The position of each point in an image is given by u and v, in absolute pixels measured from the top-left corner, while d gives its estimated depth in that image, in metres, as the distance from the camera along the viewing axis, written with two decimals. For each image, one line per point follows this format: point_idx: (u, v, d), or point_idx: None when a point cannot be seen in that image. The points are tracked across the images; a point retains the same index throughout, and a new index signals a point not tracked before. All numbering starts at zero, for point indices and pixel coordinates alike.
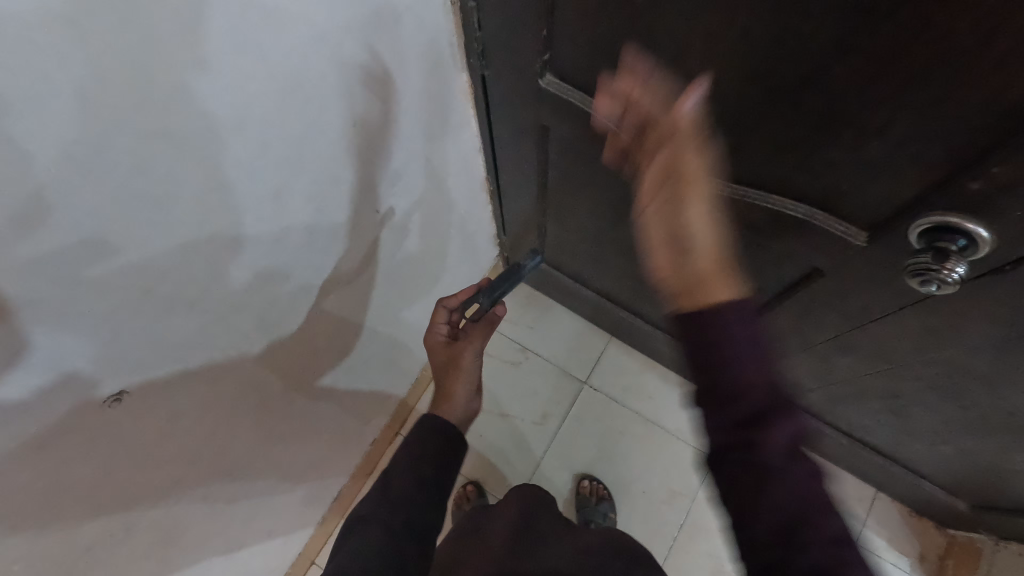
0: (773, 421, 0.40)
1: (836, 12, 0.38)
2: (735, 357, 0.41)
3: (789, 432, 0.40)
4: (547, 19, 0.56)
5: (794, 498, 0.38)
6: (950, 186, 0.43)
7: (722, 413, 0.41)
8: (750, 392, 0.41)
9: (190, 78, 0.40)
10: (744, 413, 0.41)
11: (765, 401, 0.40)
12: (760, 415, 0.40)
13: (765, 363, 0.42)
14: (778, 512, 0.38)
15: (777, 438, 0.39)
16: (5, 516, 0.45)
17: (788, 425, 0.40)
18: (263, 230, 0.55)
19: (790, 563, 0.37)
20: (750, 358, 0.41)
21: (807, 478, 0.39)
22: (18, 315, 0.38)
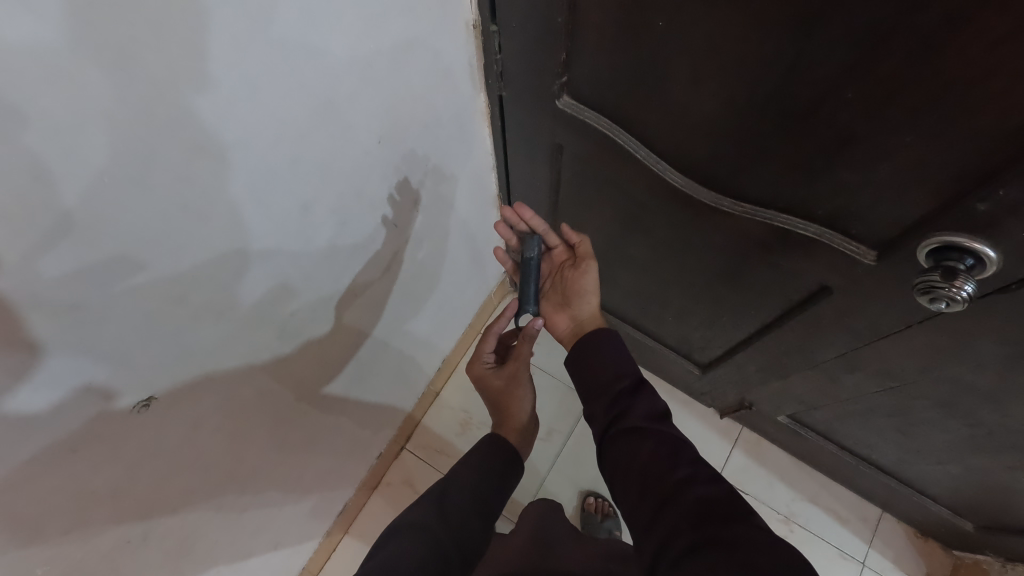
0: (631, 401, 0.55)
1: (850, 39, 0.41)
2: (600, 361, 0.60)
3: (647, 405, 0.55)
4: (567, 43, 0.59)
5: (655, 448, 0.50)
6: (957, 207, 0.45)
7: (599, 404, 0.57)
8: (616, 381, 0.58)
9: (231, 94, 0.41)
10: (610, 400, 0.56)
11: (626, 387, 0.57)
12: (622, 399, 0.56)
13: (626, 358, 0.60)
14: (644, 461, 0.50)
15: (636, 412, 0.54)
16: (34, 518, 0.45)
17: (644, 401, 0.55)
18: (289, 242, 0.57)
19: (658, 505, 0.46)
20: (611, 360, 0.60)
21: (667, 435, 0.52)
22: (62, 320, 0.39)
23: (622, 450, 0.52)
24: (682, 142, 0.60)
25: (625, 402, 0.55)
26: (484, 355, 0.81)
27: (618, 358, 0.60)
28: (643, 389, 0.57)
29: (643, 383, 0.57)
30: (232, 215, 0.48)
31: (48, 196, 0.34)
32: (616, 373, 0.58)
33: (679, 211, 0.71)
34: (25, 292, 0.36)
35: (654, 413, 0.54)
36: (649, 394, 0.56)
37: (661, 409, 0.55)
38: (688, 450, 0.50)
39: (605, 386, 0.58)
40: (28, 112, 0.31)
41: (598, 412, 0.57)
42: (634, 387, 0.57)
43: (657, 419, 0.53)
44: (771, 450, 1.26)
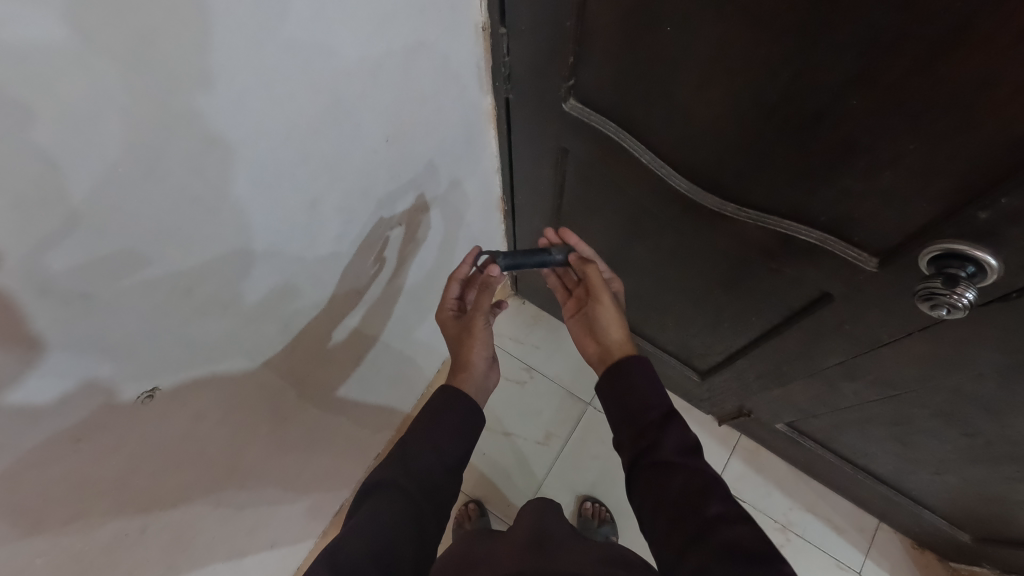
0: (662, 431, 0.54)
1: (855, 47, 0.41)
2: (631, 388, 0.58)
3: (677, 436, 0.54)
4: (575, 47, 0.59)
5: (689, 486, 0.50)
6: (959, 215, 0.46)
7: (626, 432, 0.56)
8: (645, 409, 0.56)
9: (243, 89, 0.42)
10: (639, 429, 0.56)
11: (657, 416, 0.56)
12: (651, 428, 0.55)
13: (657, 386, 0.58)
14: (676, 498, 0.50)
15: (666, 444, 0.53)
16: (35, 508, 0.45)
17: (674, 432, 0.54)
18: (296, 239, 0.57)
19: (691, 547, 0.47)
20: (642, 386, 0.58)
21: (700, 471, 0.51)
22: (72, 307, 0.39)
23: (650, 483, 0.52)
24: (687, 147, 0.61)
25: (654, 433, 0.54)
26: (448, 303, 0.78)
27: (649, 385, 0.58)
28: (673, 418, 0.56)
29: (673, 412, 0.56)
30: (240, 208, 0.48)
31: (63, 183, 0.34)
32: (646, 401, 0.57)
33: (682, 217, 0.71)
34: (36, 277, 0.36)
35: (684, 444, 0.53)
36: (680, 423, 0.55)
37: (691, 440, 0.54)
38: (720, 487, 0.50)
39: (634, 414, 0.57)
40: (48, 99, 0.31)
41: (625, 440, 0.56)
42: (665, 416, 0.56)
43: (687, 451, 0.53)
44: (769, 459, 1.26)
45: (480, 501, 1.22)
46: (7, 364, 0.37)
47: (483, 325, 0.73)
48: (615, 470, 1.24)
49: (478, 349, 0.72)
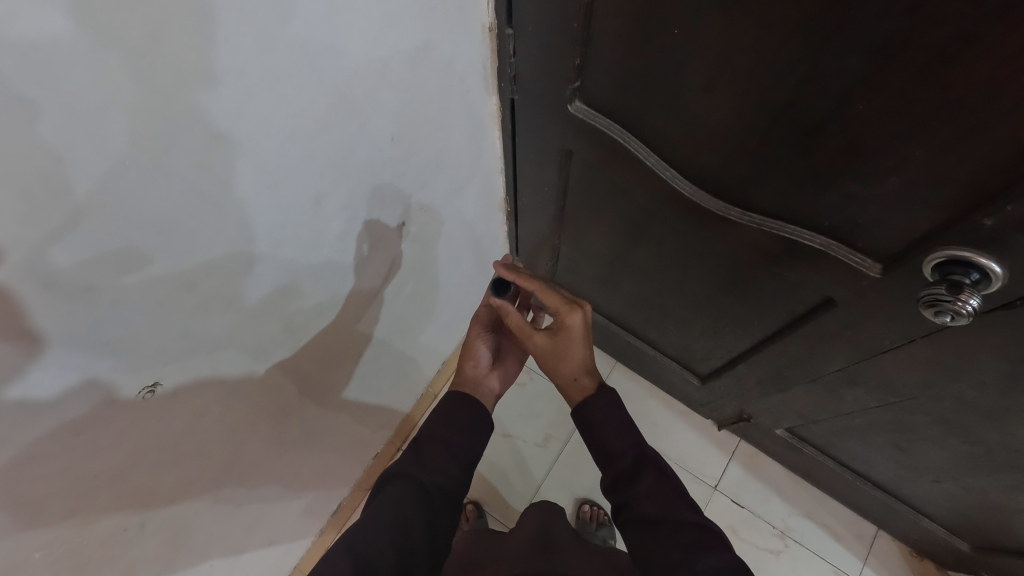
0: (635, 483, 0.55)
1: (863, 52, 0.41)
2: (598, 440, 0.58)
3: (653, 484, 0.55)
4: (581, 49, 0.59)
5: (671, 538, 0.52)
6: (964, 222, 0.46)
7: (606, 484, 0.58)
8: (617, 460, 0.57)
9: (250, 84, 0.42)
10: (615, 482, 0.57)
11: (628, 465, 0.56)
12: (625, 480, 0.56)
13: (625, 426, 0.58)
14: (661, 552, 0.52)
15: (641, 497, 0.54)
16: (35, 501, 0.45)
17: (649, 480, 0.55)
18: (300, 236, 0.57)
19: None
20: (609, 436, 0.58)
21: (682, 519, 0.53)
22: (76, 300, 0.39)
23: (638, 538, 0.54)
24: (692, 150, 0.61)
25: (627, 485, 0.55)
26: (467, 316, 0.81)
27: (614, 434, 0.58)
28: (647, 463, 0.56)
29: (645, 455, 0.57)
30: (245, 203, 0.48)
31: (69, 174, 0.34)
32: (618, 451, 0.57)
33: (686, 220, 0.71)
34: (41, 269, 0.36)
35: (662, 490, 0.55)
36: (653, 468, 0.56)
37: (668, 484, 0.55)
38: (703, 532, 0.52)
39: (609, 467, 0.57)
40: (56, 90, 0.31)
41: (607, 490, 0.58)
42: (637, 464, 0.56)
43: (666, 498, 0.54)
44: (768, 464, 1.26)
45: (478, 502, 1.22)
46: (9, 356, 0.37)
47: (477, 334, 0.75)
48: None
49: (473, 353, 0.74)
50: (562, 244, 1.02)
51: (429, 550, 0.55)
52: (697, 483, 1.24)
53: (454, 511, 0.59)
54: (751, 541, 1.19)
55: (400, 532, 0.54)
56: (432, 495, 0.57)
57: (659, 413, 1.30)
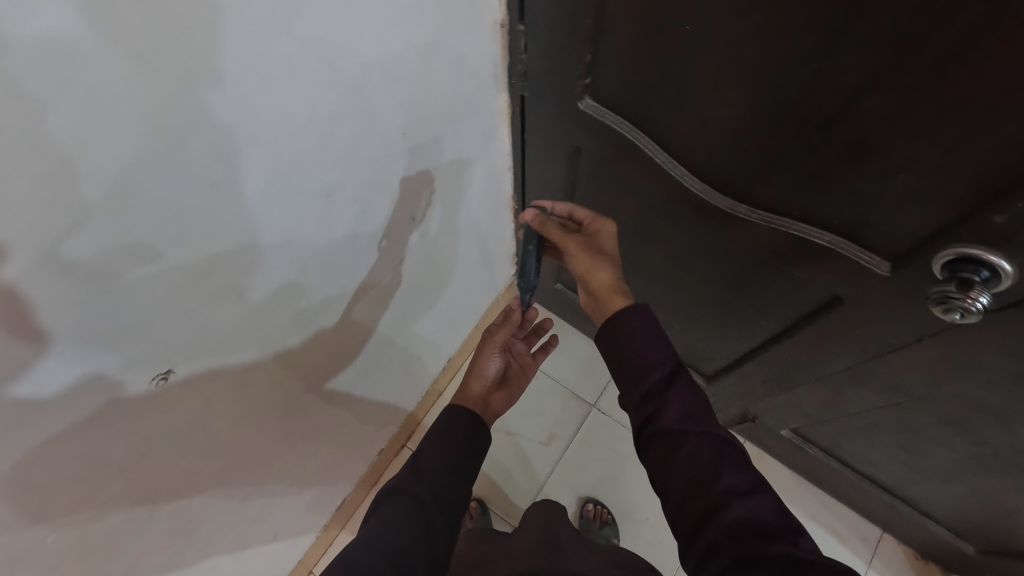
0: (663, 397, 0.53)
1: (874, 48, 0.41)
2: (629, 353, 0.57)
3: (682, 400, 0.53)
4: (592, 45, 0.60)
5: (698, 457, 0.49)
6: (975, 220, 0.46)
7: (632, 397, 0.56)
8: (648, 372, 0.55)
9: (264, 75, 0.42)
10: (643, 395, 0.55)
11: (660, 378, 0.55)
12: (655, 393, 0.54)
13: (657, 342, 0.57)
14: (685, 471, 0.50)
15: (670, 411, 0.52)
16: (48, 486, 0.46)
17: (679, 396, 0.53)
18: (312, 228, 0.58)
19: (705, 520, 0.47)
20: (641, 347, 0.56)
21: (709, 437, 0.50)
22: (91, 287, 0.39)
23: (659, 453, 0.52)
24: (702, 146, 0.61)
25: (657, 399, 0.54)
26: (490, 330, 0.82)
27: (648, 346, 0.56)
28: (678, 378, 0.55)
29: (678, 371, 0.55)
30: (258, 194, 0.49)
31: (88, 160, 0.35)
32: (649, 363, 0.56)
33: (693, 217, 0.72)
34: (59, 255, 0.36)
35: (691, 408, 0.53)
36: (684, 386, 0.54)
37: (698, 402, 0.53)
38: (731, 454, 0.50)
39: (637, 379, 0.56)
40: (78, 76, 0.32)
41: (631, 404, 0.56)
42: (669, 378, 0.55)
43: (695, 416, 0.52)
44: (772, 465, 1.26)
45: (482, 499, 1.22)
46: (25, 340, 0.37)
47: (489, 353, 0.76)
48: (618, 473, 1.24)
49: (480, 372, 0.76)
50: None
51: (429, 557, 0.54)
52: None
53: (453, 520, 0.59)
54: None
55: (396, 543, 0.53)
56: (426, 504, 0.57)
57: None
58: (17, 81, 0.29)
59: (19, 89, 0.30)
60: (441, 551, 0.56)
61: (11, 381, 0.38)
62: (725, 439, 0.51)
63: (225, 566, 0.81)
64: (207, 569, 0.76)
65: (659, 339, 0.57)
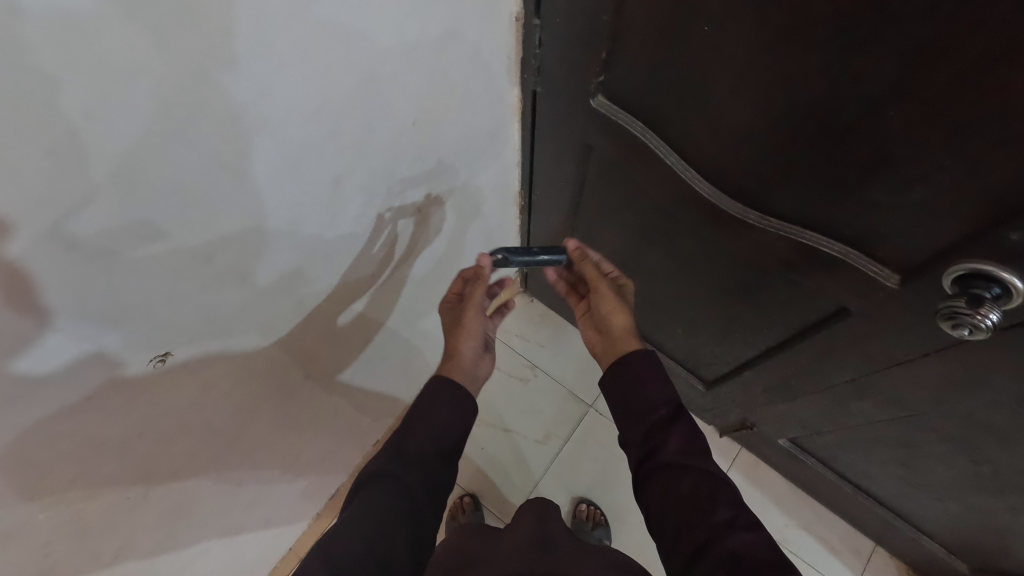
0: (667, 433, 0.54)
1: (895, 57, 0.41)
2: (634, 390, 0.58)
3: (683, 437, 0.54)
4: (609, 43, 0.59)
5: (696, 491, 0.50)
6: (989, 236, 0.45)
7: (634, 433, 0.56)
8: (651, 409, 0.56)
9: (276, 59, 0.42)
10: (645, 430, 0.55)
11: (665, 416, 0.55)
12: (658, 429, 0.55)
13: (664, 383, 0.58)
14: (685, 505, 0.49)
15: (671, 446, 0.53)
16: (41, 463, 0.45)
17: (681, 432, 0.54)
18: (318, 215, 0.57)
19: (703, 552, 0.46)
20: (646, 384, 0.57)
21: (706, 474, 0.50)
22: (93, 264, 0.39)
23: (659, 487, 0.52)
24: (715, 150, 0.60)
25: (661, 434, 0.54)
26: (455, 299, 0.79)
27: (652, 386, 0.57)
28: (681, 417, 0.55)
29: (680, 412, 0.56)
30: (266, 178, 0.48)
31: (97, 138, 0.34)
32: (654, 401, 0.56)
33: (702, 222, 0.71)
34: (65, 232, 0.36)
35: (691, 445, 0.53)
36: (686, 425, 0.55)
37: (698, 441, 0.53)
38: (728, 490, 0.50)
39: (641, 415, 0.56)
40: (87, 51, 0.31)
41: (632, 440, 0.56)
42: (672, 416, 0.55)
43: (694, 452, 0.52)
44: (768, 474, 1.25)
45: (475, 495, 1.21)
46: (23, 316, 0.37)
47: (471, 319, 0.73)
48: (613, 475, 1.24)
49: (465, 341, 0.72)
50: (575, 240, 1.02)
51: (415, 555, 0.54)
52: None
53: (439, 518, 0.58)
54: None
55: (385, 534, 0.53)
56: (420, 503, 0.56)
57: None
58: (30, 53, 0.29)
59: (31, 62, 0.29)
60: (426, 548, 0.56)
61: (9, 358, 0.38)
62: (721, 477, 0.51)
63: (217, 551, 0.81)
64: (199, 553, 0.76)
65: (665, 380, 0.58)
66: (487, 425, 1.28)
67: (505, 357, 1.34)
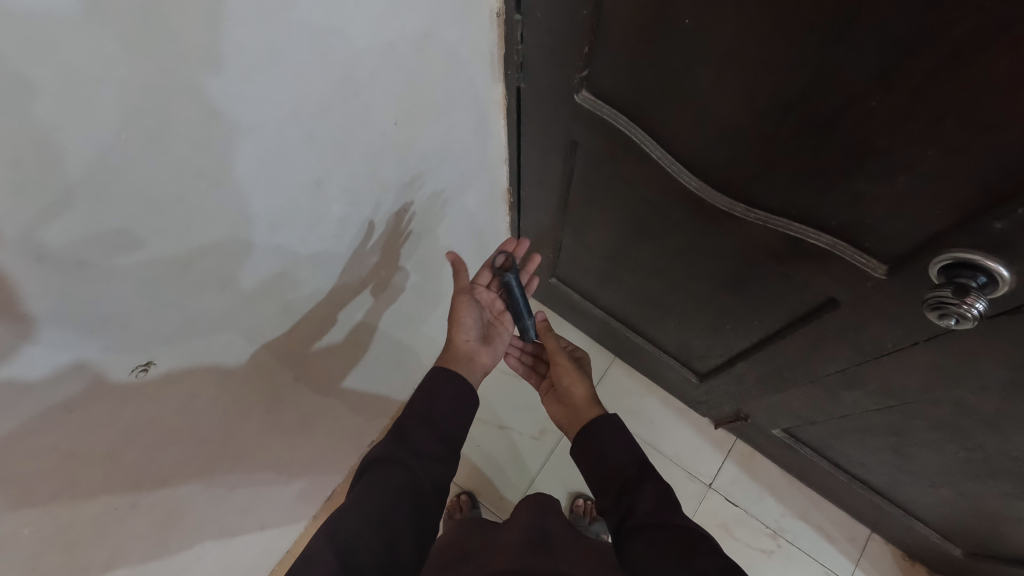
0: (636, 493, 0.58)
1: (875, 46, 0.40)
2: (603, 456, 0.63)
3: (653, 495, 0.57)
4: (591, 37, 0.58)
5: (674, 545, 0.53)
6: (973, 225, 0.45)
7: (607, 498, 0.60)
8: (620, 472, 0.61)
9: (250, 60, 0.41)
10: (616, 492, 0.59)
11: (632, 476, 0.60)
12: (628, 490, 0.59)
13: (630, 447, 0.63)
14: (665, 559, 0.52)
15: (641, 505, 0.57)
16: (23, 477, 0.44)
17: (650, 491, 0.58)
18: (300, 218, 0.57)
19: None
20: (612, 448, 0.63)
21: (680, 529, 0.54)
22: (67, 273, 0.38)
23: (637, 544, 0.54)
24: (700, 143, 0.60)
25: (631, 494, 0.58)
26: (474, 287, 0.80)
27: (618, 450, 0.62)
28: (648, 476, 0.59)
29: (647, 470, 0.60)
30: (246, 183, 0.48)
31: (62, 145, 0.33)
32: (621, 463, 0.61)
33: (690, 216, 0.71)
34: (35, 241, 0.35)
35: (661, 502, 0.57)
36: (654, 484, 0.59)
37: (667, 499, 0.57)
38: (704, 539, 0.53)
39: (611, 480, 0.61)
40: (48, 57, 0.30)
41: (606, 505, 0.60)
42: (639, 475, 0.60)
43: (665, 508, 0.56)
44: (763, 465, 1.26)
45: (471, 492, 1.21)
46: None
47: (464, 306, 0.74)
48: None
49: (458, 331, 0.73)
50: (564, 236, 1.02)
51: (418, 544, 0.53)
52: (690, 481, 1.24)
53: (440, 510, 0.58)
54: (744, 540, 1.19)
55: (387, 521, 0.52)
56: (421, 493, 0.56)
57: (656, 409, 1.30)
58: None
59: None
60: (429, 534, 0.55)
61: None
62: (694, 530, 0.54)
63: (211, 557, 0.81)
64: (192, 560, 0.76)
65: (631, 442, 0.63)
66: (482, 423, 1.28)
67: None
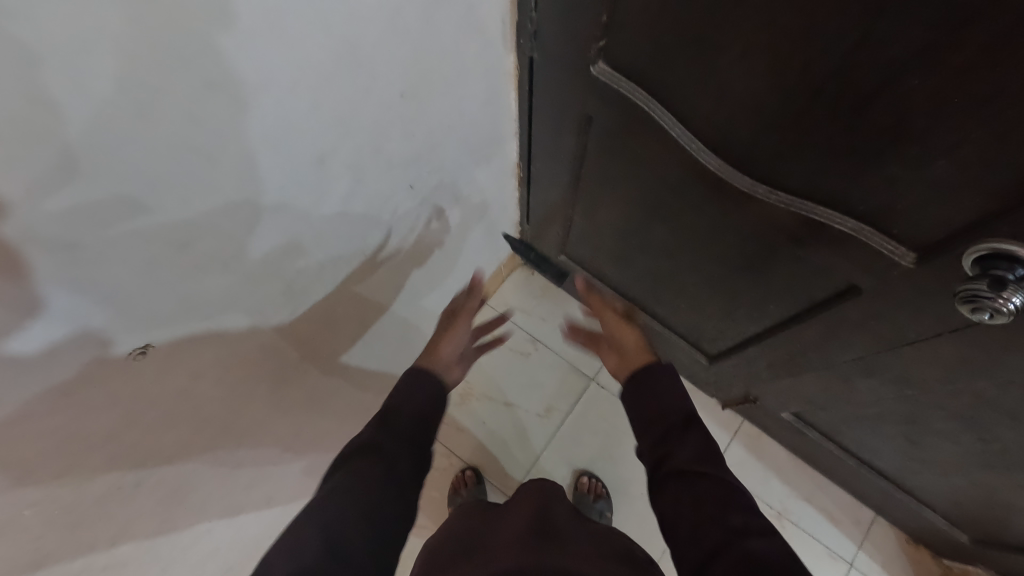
0: (679, 440, 0.58)
1: (920, 21, 0.37)
2: (651, 400, 0.64)
3: (696, 443, 0.58)
4: (609, 6, 0.55)
5: (713, 494, 0.52)
6: (1012, 216, 0.42)
7: (650, 438, 0.61)
8: (667, 415, 0.61)
9: (246, 30, 0.38)
10: (660, 435, 0.60)
11: (679, 422, 0.60)
12: (672, 435, 0.59)
13: (680, 394, 0.64)
14: (700, 506, 0.51)
15: (684, 451, 0.57)
16: (21, 460, 0.44)
17: (693, 440, 0.58)
18: (302, 195, 0.55)
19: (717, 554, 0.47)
20: (663, 394, 0.64)
21: (719, 481, 0.53)
22: (62, 251, 0.38)
23: (672, 492, 0.54)
24: (722, 121, 0.57)
25: (674, 440, 0.59)
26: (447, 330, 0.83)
27: (670, 395, 0.63)
28: (692, 427, 0.60)
29: (693, 422, 0.60)
30: (243, 158, 0.46)
31: (38, 121, 0.32)
32: (668, 409, 0.62)
33: (708, 197, 0.68)
34: (27, 220, 0.35)
35: (704, 454, 0.56)
36: (697, 434, 0.59)
37: (710, 449, 0.57)
38: (740, 498, 0.52)
39: (657, 420, 0.62)
40: (32, 33, 0.29)
41: (646, 447, 0.61)
42: (684, 424, 0.60)
43: (708, 459, 0.56)
44: (770, 447, 1.25)
45: (477, 468, 1.22)
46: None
47: (459, 326, 0.77)
48: (614, 448, 1.23)
49: (449, 344, 0.75)
50: (576, 214, 0.99)
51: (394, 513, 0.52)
52: None
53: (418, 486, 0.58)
54: None
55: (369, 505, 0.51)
56: (406, 487, 0.55)
57: None
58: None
59: None
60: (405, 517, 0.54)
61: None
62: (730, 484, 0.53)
63: (219, 531, 0.82)
64: (201, 534, 0.77)
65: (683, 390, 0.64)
66: (488, 400, 1.27)
67: (506, 332, 1.32)
